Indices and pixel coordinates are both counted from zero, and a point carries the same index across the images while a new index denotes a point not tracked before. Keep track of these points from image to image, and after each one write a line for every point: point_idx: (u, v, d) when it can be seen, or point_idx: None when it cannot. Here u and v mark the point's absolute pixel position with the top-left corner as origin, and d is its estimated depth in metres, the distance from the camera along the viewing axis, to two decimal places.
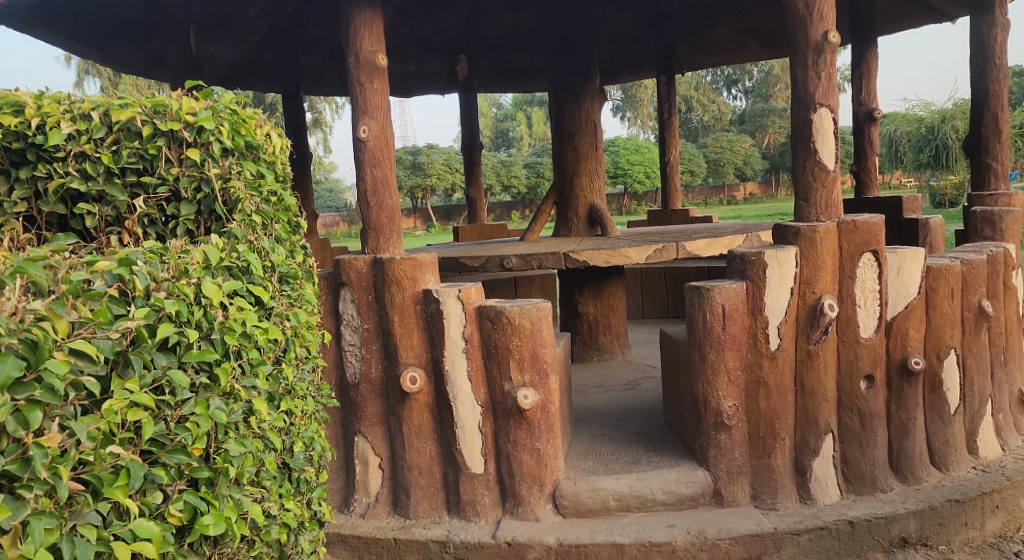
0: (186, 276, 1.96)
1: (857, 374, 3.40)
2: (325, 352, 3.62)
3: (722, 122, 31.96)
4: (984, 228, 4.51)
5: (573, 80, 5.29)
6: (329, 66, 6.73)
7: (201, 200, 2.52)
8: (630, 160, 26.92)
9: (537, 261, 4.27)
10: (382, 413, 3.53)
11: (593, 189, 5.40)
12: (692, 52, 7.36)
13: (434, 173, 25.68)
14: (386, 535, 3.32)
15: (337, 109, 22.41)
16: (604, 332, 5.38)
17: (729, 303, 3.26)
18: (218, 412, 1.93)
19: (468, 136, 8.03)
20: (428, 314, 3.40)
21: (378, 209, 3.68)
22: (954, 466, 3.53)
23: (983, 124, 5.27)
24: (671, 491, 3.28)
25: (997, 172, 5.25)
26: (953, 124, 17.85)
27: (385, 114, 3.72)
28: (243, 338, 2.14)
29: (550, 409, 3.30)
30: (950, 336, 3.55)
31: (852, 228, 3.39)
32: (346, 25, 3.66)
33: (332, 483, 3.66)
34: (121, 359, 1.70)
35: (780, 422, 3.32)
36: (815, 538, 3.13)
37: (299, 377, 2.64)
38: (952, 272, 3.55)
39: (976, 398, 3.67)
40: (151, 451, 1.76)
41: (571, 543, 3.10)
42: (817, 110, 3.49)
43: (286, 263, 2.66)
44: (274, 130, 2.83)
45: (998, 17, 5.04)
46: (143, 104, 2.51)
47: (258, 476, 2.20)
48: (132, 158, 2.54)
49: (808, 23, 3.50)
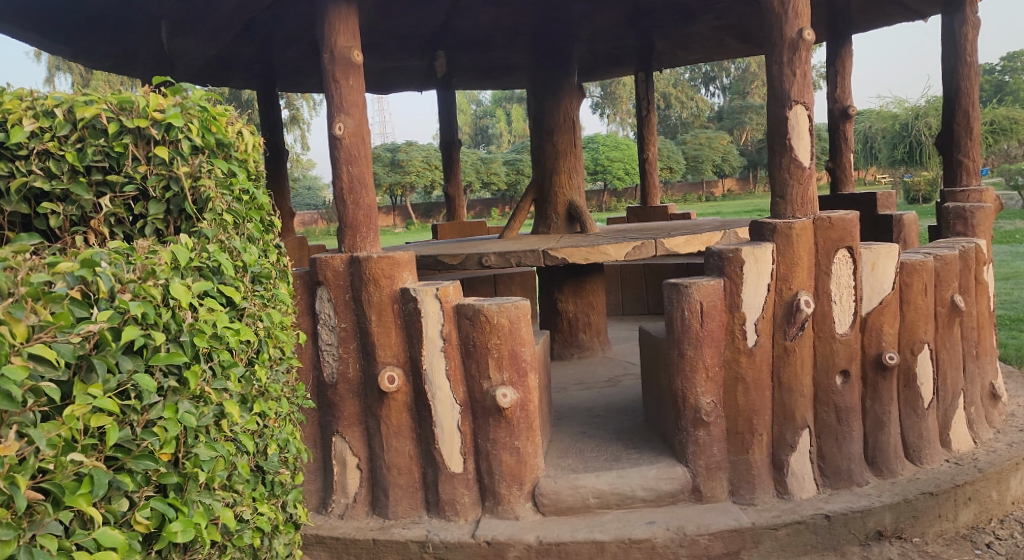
0: (153, 277, 1.91)
1: (832, 369, 3.42)
2: (301, 352, 3.58)
3: (701, 119, 32.18)
4: (956, 223, 4.54)
5: (552, 77, 5.28)
6: (306, 63, 6.63)
7: (171, 199, 2.47)
8: (610, 157, 27.07)
9: (516, 258, 4.24)
10: (360, 413, 3.50)
11: (573, 186, 5.38)
12: (670, 48, 7.39)
13: (413, 171, 25.57)
14: (365, 535, 3.29)
15: (315, 106, 22.18)
16: (585, 329, 5.38)
17: (707, 299, 3.27)
18: (188, 415, 1.89)
19: (447, 134, 8.00)
20: (406, 313, 3.38)
21: (355, 207, 3.65)
22: (927, 460, 3.56)
23: (955, 121, 5.31)
24: (651, 488, 3.28)
25: (968, 168, 5.29)
26: (926, 121, 18.12)
27: (362, 111, 3.69)
28: (214, 339, 2.10)
29: (529, 407, 3.29)
30: (924, 331, 3.58)
31: (828, 225, 3.42)
32: (321, 21, 3.62)
33: (310, 484, 3.62)
34: (85, 363, 1.66)
35: (758, 417, 3.34)
36: (794, 532, 3.14)
37: (273, 378, 2.61)
38: (926, 267, 3.58)
39: (948, 391, 3.70)
40: (117, 457, 1.73)
41: (552, 542, 3.08)
42: (792, 107, 3.50)
43: (259, 263, 2.63)
44: (247, 127, 2.79)
45: (969, 16, 5.10)
46: (108, 101, 2.43)
47: (230, 480, 2.18)
48: (98, 156, 2.43)
49: (783, 20, 3.50)
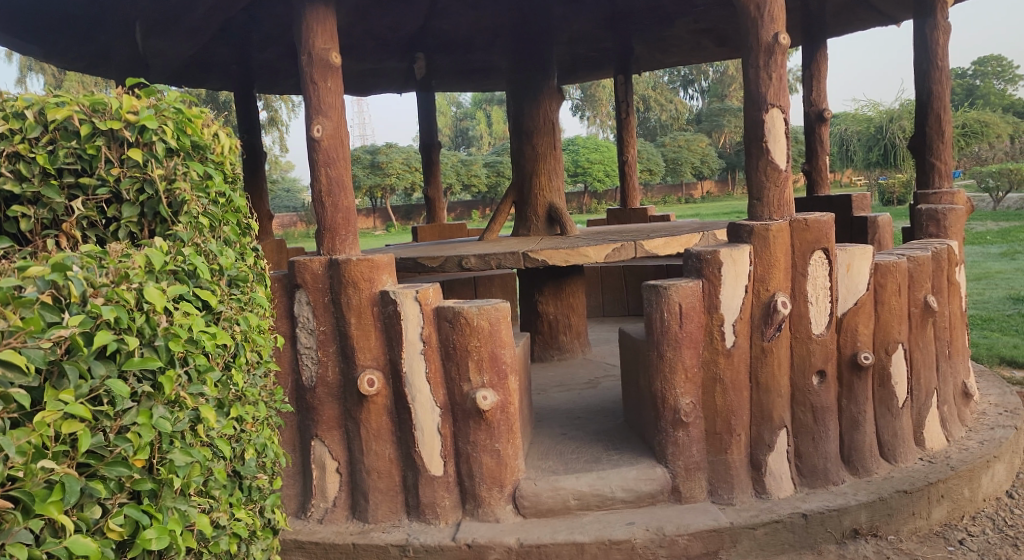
0: (127, 281, 1.89)
1: (809, 369, 3.45)
2: (280, 356, 3.56)
3: (680, 121, 32.39)
4: (929, 225, 4.60)
5: (531, 79, 5.29)
6: (283, 64, 6.59)
7: (145, 201, 2.41)
8: (590, 159, 27.17)
9: (496, 261, 4.24)
10: (340, 416, 3.48)
11: (552, 188, 5.40)
12: (649, 52, 7.44)
13: (393, 173, 25.48)
14: (344, 540, 3.27)
15: (293, 108, 22.03)
16: (565, 331, 5.39)
17: (686, 301, 3.29)
18: (162, 421, 1.87)
19: (427, 136, 8.00)
20: (386, 316, 3.36)
21: (333, 209, 3.63)
22: (901, 458, 3.60)
23: (927, 124, 5.38)
24: (631, 489, 3.29)
25: (940, 171, 5.36)
26: (901, 124, 18.42)
27: (340, 114, 3.67)
28: (190, 344, 2.07)
29: (509, 410, 3.29)
30: (898, 331, 3.62)
31: (804, 227, 3.45)
32: (299, 23, 3.60)
33: (289, 489, 3.60)
34: (56, 369, 1.66)
35: (736, 417, 3.36)
36: (771, 532, 3.17)
37: (250, 382, 2.58)
38: (899, 269, 3.62)
39: (922, 390, 3.75)
40: (89, 464, 1.71)
41: (532, 544, 3.08)
42: (769, 110, 3.53)
43: (236, 266, 2.61)
44: (223, 130, 2.76)
45: (940, 21, 5.17)
46: (80, 103, 2.40)
47: (206, 486, 2.15)
48: (70, 158, 2.38)
49: (759, 25, 3.53)
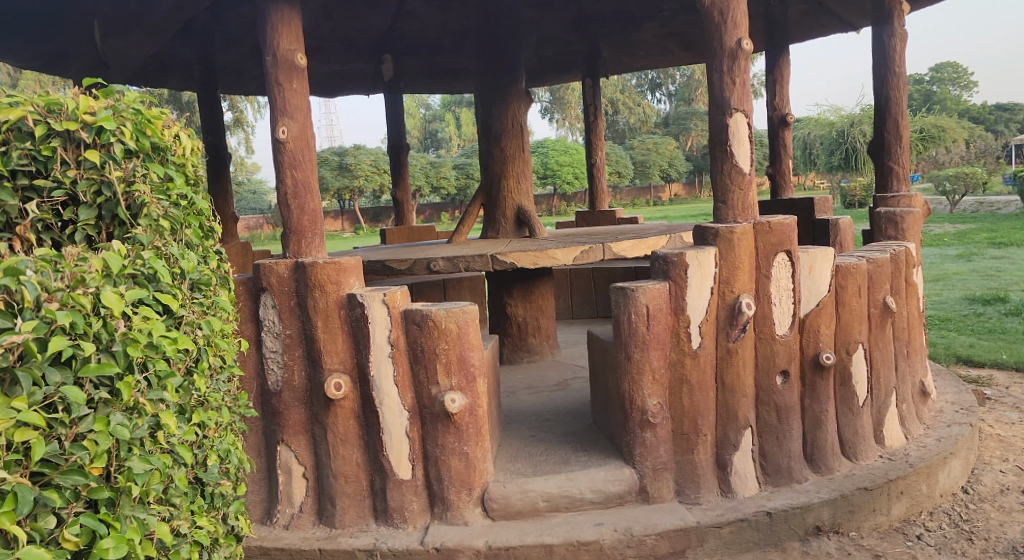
0: (83, 285, 1.84)
1: (772, 370, 3.50)
2: (244, 360, 3.52)
3: (647, 125, 32.69)
4: (888, 228, 4.68)
5: (499, 81, 5.29)
6: (248, 64, 6.51)
7: (102, 204, 2.34)
8: (559, 162, 27.27)
9: (464, 263, 4.23)
10: (306, 420, 3.44)
11: (521, 191, 5.40)
12: (616, 56, 7.48)
13: (362, 175, 25.32)
14: (311, 546, 3.24)
15: (259, 109, 21.73)
16: (534, 333, 5.40)
17: (653, 302, 3.31)
18: (121, 428, 1.83)
19: (395, 138, 7.97)
20: (353, 319, 3.34)
21: (299, 211, 3.59)
22: (862, 456, 3.66)
23: (885, 129, 5.48)
24: (600, 490, 3.30)
25: (898, 175, 5.47)
26: (862, 128, 18.88)
27: (306, 115, 3.64)
28: (149, 349, 2.00)
29: (477, 412, 3.29)
30: (858, 331, 3.68)
31: (767, 230, 3.50)
32: (263, 24, 3.56)
33: (254, 495, 3.56)
34: (8, 377, 1.65)
35: (702, 418, 3.39)
36: (736, 530, 3.20)
37: (212, 387, 2.54)
38: (859, 270, 3.69)
39: (882, 389, 3.81)
40: (43, 473, 1.69)
41: (501, 546, 3.08)
42: (733, 115, 3.58)
43: (198, 269, 2.59)
44: (184, 131, 2.72)
45: (897, 28, 5.27)
46: (34, 103, 2.29)
47: (166, 494, 2.12)
48: (24, 159, 2.23)
49: (723, 30, 3.58)
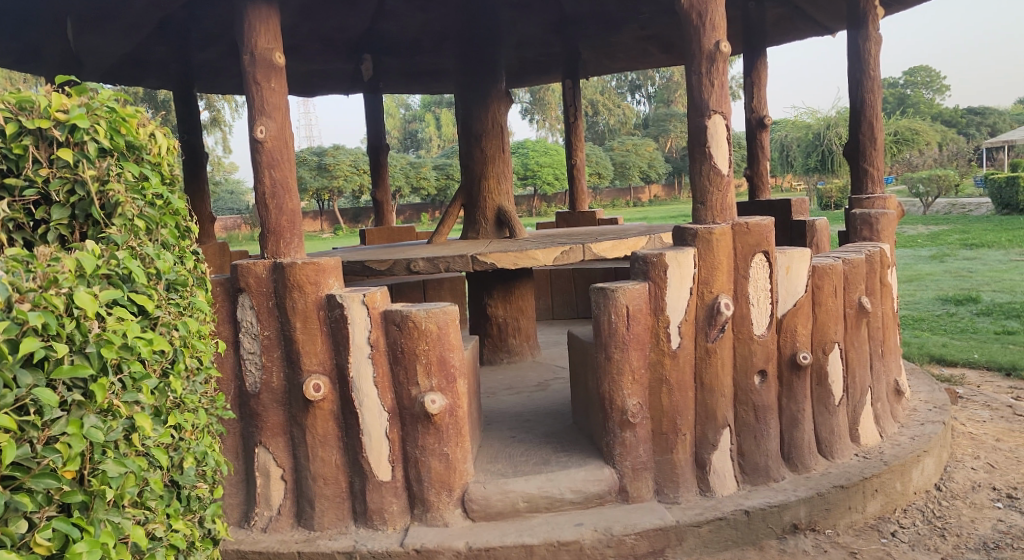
0: (56, 286, 1.82)
1: (750, 370, 3.52)
2: (222, 361, 3.49)
3: (627, 126, 32.87)
4: (863, 229, 4.73)
5: (478, 81, 5.28)
6: (226, 63, 6.47)
7: (75, 203, 2.31)
8: (539, 163, 27.32)
9: (444, 264, 4.22)
10: (284, 422, 3.42)
11: (501, 191, 5.40)
12: (595, 57, 7.51)
13: (341, 175, 25.19)
14: (289, 549, 3.21)
15: (236, 108, 21.53)
16: (514, 334, 5.40)
17: (632, 303, 3.32)
18: (95, 430, 1.81)
19: (374, 138, 7.94)
20: (332, 320, 3.32)
21: (278, 211, 3.57)
22: (838, 454, 3.70)
23: (859, 131, 5.54)
24: (580, 490, 3.31)
25: (873, 177, 5.53)
26: (838, 131, 19.10)
27: (284, 114, 3.62)
28: (124, 350, 1.98)
29: (457, 413, 3.28)
30: (834, 331, 3.72)
31: (745, 231, 3.52)
32: (241, 22, 3.53)
33: (232, 498, 3.52)
34: None
35: (681, 417, 3.41)
36: (715, 529, 3.22)
37: (188, 389, 2.52)
38: (835, 271, 3.73)
39: (857, 389, 3.86)
40: (14, 477, 1.67)
41: (481, 547, 3.08)
42: (711, 117, 3.60)
43: (174, 270, 2.57)
44: (160, 130, 2.68)
45: (872, 32, 5.33)
46: (4, 101, 2.25)
47: (141, 497, 2.09)
48: None
49: (701, 32, 3.60)
